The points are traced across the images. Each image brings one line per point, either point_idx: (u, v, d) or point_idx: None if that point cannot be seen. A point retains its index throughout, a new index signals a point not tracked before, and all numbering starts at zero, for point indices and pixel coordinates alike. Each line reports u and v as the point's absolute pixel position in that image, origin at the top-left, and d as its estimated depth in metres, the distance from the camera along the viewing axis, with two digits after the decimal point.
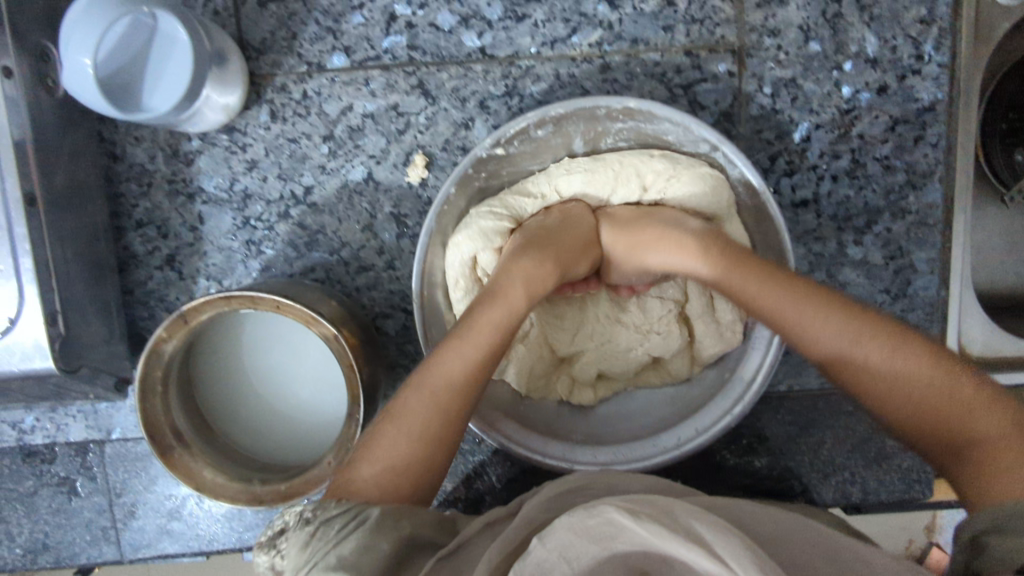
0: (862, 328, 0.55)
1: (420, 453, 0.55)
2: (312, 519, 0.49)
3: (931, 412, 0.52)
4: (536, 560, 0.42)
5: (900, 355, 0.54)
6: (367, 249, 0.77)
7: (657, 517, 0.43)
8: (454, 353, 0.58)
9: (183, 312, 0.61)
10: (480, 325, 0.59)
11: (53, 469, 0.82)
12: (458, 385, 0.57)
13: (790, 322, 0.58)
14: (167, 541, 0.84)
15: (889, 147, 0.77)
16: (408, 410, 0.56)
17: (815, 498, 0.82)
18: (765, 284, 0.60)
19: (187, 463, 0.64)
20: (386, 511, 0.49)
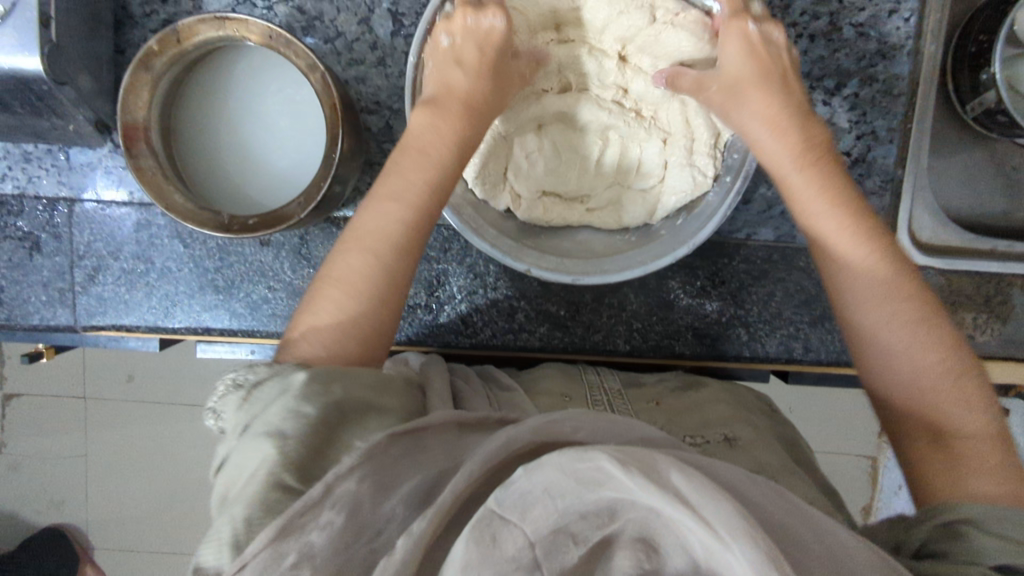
0: (880, 296, 0.58)
1: (379, 308, 0.60)
2: (244, 385, 0.51)
3: (948, 424, 0.55)
4: (519, 490, 0.40)
5: (914, 347, 0.57)
6: (360, 42, 0.79)
7: (647, 471, 0.39)
8: (381, 214, 0.62)
9: (178, 29, 0.63)
10: (415, 196, 0.63)
11: (17, 222, 0.82)
12: (390, 242, 0.61)
13: (828, 240, 0.61)
14: (123, 313, 0.84)
15: (865, 15, 0.81)
16: (350, 279, 0.60)
17: (756, 347, 0.86)
18: (819, 205, 0.62)
19: (161, 183, 0.65)
20: (318, 377, 0.50)
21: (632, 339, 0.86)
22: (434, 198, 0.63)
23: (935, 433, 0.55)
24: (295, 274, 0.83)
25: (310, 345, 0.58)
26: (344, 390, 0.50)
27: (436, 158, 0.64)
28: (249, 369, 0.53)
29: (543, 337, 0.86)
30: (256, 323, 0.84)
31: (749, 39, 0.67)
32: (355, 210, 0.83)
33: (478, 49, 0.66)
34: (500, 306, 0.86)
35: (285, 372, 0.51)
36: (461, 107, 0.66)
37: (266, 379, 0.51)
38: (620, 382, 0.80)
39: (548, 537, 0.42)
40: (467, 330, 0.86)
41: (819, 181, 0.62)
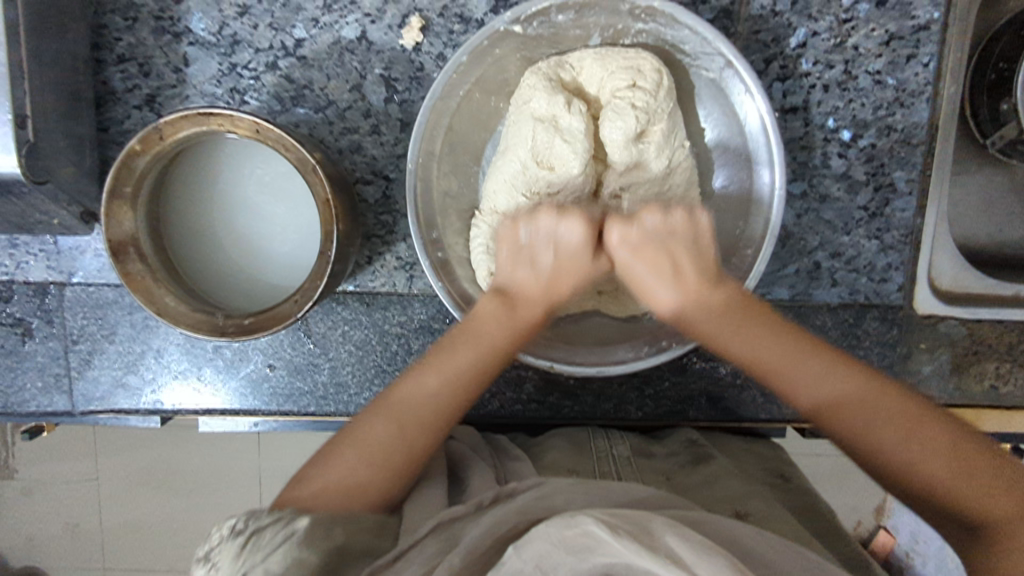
0: (877, 406, 0.56)
1: (379, 485, 0.59)
2: (244, 531, 0.49)
3: (971, 496, 0.51)
4: (509, 573, 0.41)
5: (919, 435, 0.54)
6: (353, 110, 0.76)
7: (636, 534, 0.41)
8: (420, 385, 0.63)
9: (160, 127, 0.59)
10: (452, 367, 0.64)
11: (8, 309, 0.79)
12: (406, 426, 0.61)
13: (773, 373, 0.60)
14: (122, 397, 0.82)
15: (881, 62, 0.77)
16: (371, 446, 0.60)
17: (773, 409, 0.84)
18: (742, 344, 0.62)
19: (149, 285, 0.62)
20: (316, 525, 0.49)
21: (645, 405, 0.84)
22: (475, 378, 0.64)
23: (966, 504, 0.51)
24: (295, 352, 0.81)
25: (324, 499, 0.57)
26: (346, 535, 0.50)
27: (491, 336, 0.65)
28: (249, 516, 0.50)
29: (553, 406, 0.84)
30: (258, 403, 0.82)
31: (629, 238, 0.63)
32: (355, 284, 0.80)
33: (564, 257, 0.65)
34: (508, 376, 0.83)
35: (288, 518, 0.50)
36: (542, 306, 0.67)
37: (266, 526, 0.49)
38: (627, 451, 0.76)
39: None
40: (474, 401, 0.84)
41: (716, 303, 0.63)
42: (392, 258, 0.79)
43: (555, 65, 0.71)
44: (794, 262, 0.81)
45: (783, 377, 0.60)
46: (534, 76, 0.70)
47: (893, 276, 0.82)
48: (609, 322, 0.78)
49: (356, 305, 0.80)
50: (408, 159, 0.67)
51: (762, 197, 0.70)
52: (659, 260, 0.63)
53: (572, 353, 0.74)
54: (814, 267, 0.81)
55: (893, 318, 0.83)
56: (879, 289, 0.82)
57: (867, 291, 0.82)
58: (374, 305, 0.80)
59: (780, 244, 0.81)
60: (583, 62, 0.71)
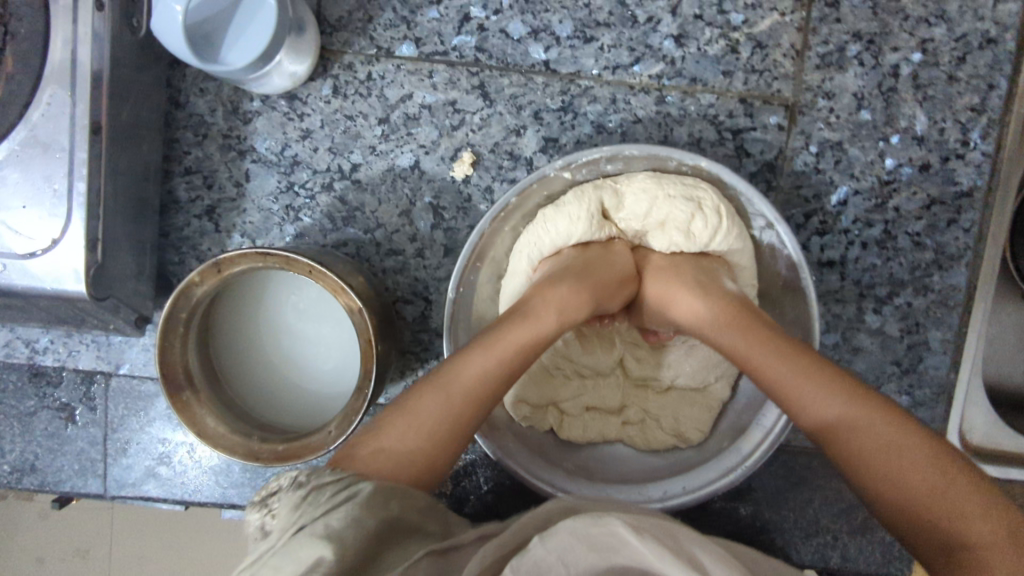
0: (870, 436, 0.54)
1: (433, 456, 0.58)
2: (304, 483, 0.53)
3: (945, 513, 0.49)
4: (534, 560, 0.46)
5: (903, 457, 0.52)
6: (401, 233, 0.79)
7: (659, 538, 0.49)
8: (470, 363, 0.61)
9: (218, 262, 0.62)
10: (502, 345, 0.62)
11: (56, 394, 0.82)
12: (455, 408, 0.59)
13: (790, 389, 0.58)
14: (152, 484, 0.84)
15: (921, 224, 0.78)
16: (421, 418, 0.58)
17: (792, 554, 0.83)
18: (782, 371, 0.59)
19: (194, 406, 0.65)
20: (377, 491, 0.52)
21: None
22: (523, 358, 0.63)
23: (938, 532, 0.49)
24: (322, 458, 0.83)
25: (369, 466, 0.56)
26: (401, 507, 0.52)
27: (536, 334, 0.63)
28: (313, 471, 0.55)
29: None
30: None
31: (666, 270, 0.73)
32: (385, 397, 0.82)
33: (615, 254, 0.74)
34: (526, 497, 0.84)
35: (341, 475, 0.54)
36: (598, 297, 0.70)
37: (327, 482, 0.53)
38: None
39: None
40: (492, 521, 0.84)
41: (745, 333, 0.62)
42: (424, 374, 0.81)
43: (603, 186, 0.74)
44: None
45: (789, 393, 0.58)
46: (571, 198, 0.73)
47: None
48: (625, 452, 0.82)
49: None
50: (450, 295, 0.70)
51: None
52: (702, 287, 0.67)
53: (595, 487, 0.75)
54: None
55: None
56: None
57: None
58: None
59: None
60: (632, 181, 0.74)
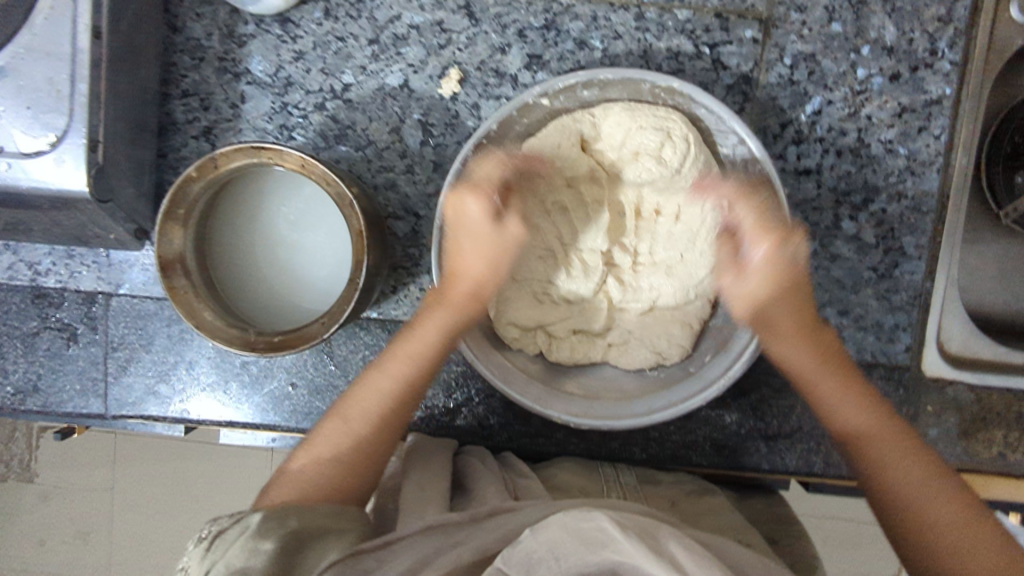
0: (894, 452, 0.63)
1: (369, 448, 0.66)
2: (209, 536, 0.56)
3: (931, 531, 0.59)
4: (524, 550, 0.45)
5: (909, 468, 0.62)
6: (391, 150, 0.81)
7: (642, 535, 0.45)
8: (375, 383, 0.68)
9: (215, 157, 0.65)
10: (402, 354, 0.68)
11: (58, 314, 0.85)
12: (368, 414, 0.67)
13: (813, 381, 0.67)
14: (152, 403, 0.86)
15: (893, 132, 0.81)
16: (350, 410, 0.67)
17: (777, 461, 0.85)
18: (806, 364, 0.67)
19: (190, 301, 0.67)
20: (269, 517, 0.55)
21: (650, 446, 0.86)
22: (440, 355, 0.69)
23: (916, 529, 0.60)
24: (318, 373, 0.85)
25: (286, 493, 0.64)
26: (300, 521, 0.55)
27: (422, 363, 0.68)
28: (216, 522, 0.58)
29: (560, 441, 0.86)
30: (278, 419, 0.86)
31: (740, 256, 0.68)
32: (378, 311, 0.84)
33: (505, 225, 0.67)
34: (517, 409, 0.86)
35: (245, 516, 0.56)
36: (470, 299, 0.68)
37: (227, 528, 0.56)
38: (635, 477, 0.80)
39: None
40: (484, 433, 0.86)
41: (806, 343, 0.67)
42: (415, 288, 0.84)
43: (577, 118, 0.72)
44: None
45: (822, 400, 0.67)
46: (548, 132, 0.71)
47: (901, 336, 0.84)
48: (617, 375, 0.77)
49: (379, 332, 0.84)
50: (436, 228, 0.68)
51: None
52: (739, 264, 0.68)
53: (577, 402, 0.71)
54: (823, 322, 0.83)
55: (901, 378, 0.84)
56: (887, 348, 0.84)
57: (875, 349, 0.83)
58: (395, 333, 0.84)
59: None
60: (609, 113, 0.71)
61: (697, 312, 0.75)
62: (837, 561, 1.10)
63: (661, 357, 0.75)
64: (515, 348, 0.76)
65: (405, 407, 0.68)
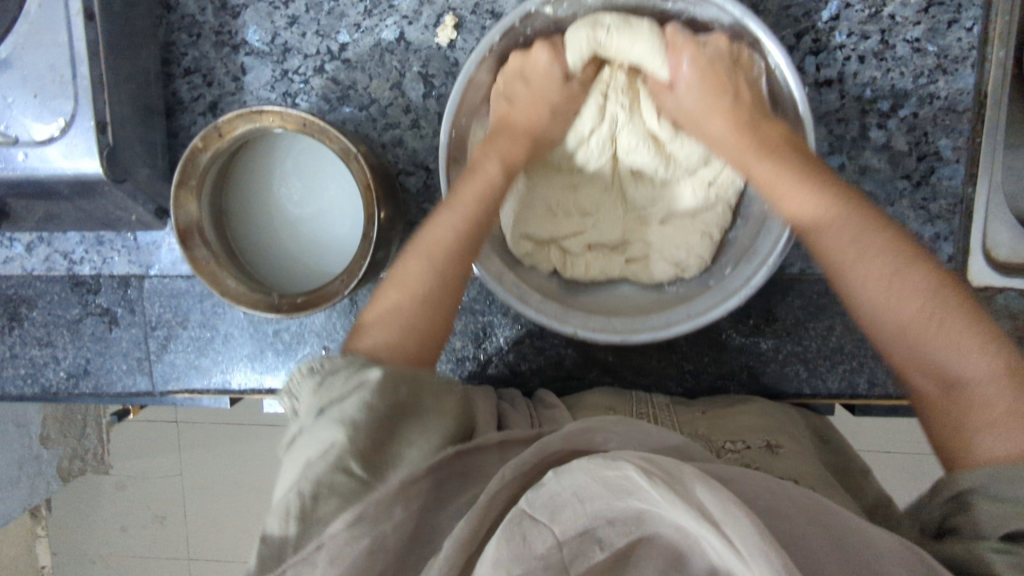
0: (895, 287, 0.56)
1: (420, 312, 0.64)
2: (319, 372, 0.55)
3: (929, 365, 0.54)
4: (549, 492, 0.43)
5: (909, 302, 0.55)
6: (394, 106, 0.81)
7: (670, 481, 0.40)
8: (444, 225, 0.65)
9: (218, 125, 0.65)
10: (465, 198, 0.65)
11: (97, 300, 0.88)
12: (445, 253, 0.64)
13: (811, 228, 0.60)
14: (194, 377, 0.89)
15: (920, 30, 0.75)
16: (413, 270, 0.65)
17: (819, 384, 0.83)
18: (797, 198, 0.60)
19: (213, 270, 0.69)
20: (387, 377, 0.53)
21: (685, 380, 0.84)
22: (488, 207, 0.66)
23: (924, 368, 0.55)
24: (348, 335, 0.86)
25: (383, 330, 0.63)
26: (410, 392, 0.53)
27: (488, 198, 0.66)
28: (321, 360, 0.56)
29: (593, 382, 0.85)
30: None
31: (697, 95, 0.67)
32: None
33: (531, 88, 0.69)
34: (546, 354, 0.85)
35: (358, 370, 0.54)
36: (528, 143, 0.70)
37: (340, 369, 0.54)
38: (667, 398, 0.81)
39: (577, 538, 0.44)
40: (516, 380, 0.86)
41: (815, 198, 0.60)
42: None
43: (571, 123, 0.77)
44: None
45: (812, 235, 0.60)
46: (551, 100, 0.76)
47: (943, 247, 0.79)
48: (637, 292, 0.75)
49: None
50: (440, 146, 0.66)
51: None
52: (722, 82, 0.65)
53: (592, 316, 0.68)
54: None
55: None
56: None
57: None
58: None
59: None
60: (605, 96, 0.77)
61: (717, 220, 0.72)
62: (893, 487, 1.07)
63: (682, 270, 0.73)
64: (529, 265, 0.74)
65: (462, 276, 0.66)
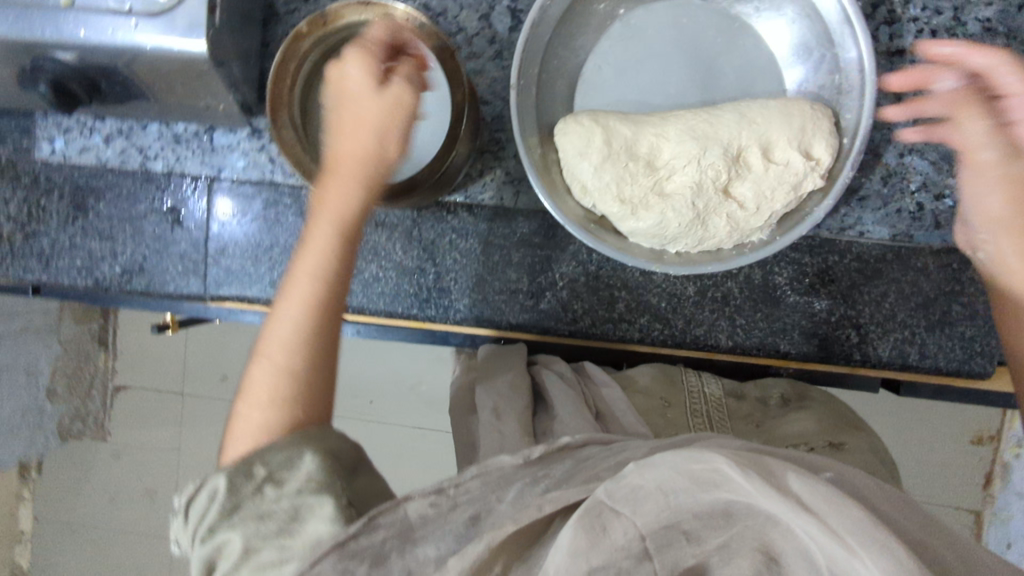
0: (1017, 227, 0.71)
1: (298, 360, 0.58)
2: (178, 509, 0.51)
3: (1008, 270, 0.73)
4: (629, 486, 0.41)
5: (1015, 236, 0.72)
6: (481, 36, 0.84)
7: (764, 473, 0.38)
8: (295, 283, 0.59)
9: (327, 12, 0.70)
10: (314, 238, 0.61)
11: (164, 197, 0.90)
12: (297, 307, 0.59)
13: (975, 140, 0.72)
14: (247, 285, 0.90)
15: (992, 10, 0.79)
16: (287, 303, 0.59)
17: (869, 350, 0.83)
18: (983, 118, 0.71)
19: (298, 152, 0.71)
20: (239, 468, 0.51)
21: (736, 335, 0.85)
22: (345, 227, 0.61)
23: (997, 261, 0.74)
24: (407, 256, 0.88)
25: (261, 378, 0.58)
26: (310, 443, 0.54)
27: (341, 205, 0.61)
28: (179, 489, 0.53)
29: (643, 328, 0.86)
30: (367, 300, 0.88)
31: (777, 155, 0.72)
32: (465, 195, 0.86)
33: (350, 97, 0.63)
34: (600, 294, 0.86)
35: (208, 479, 0.51)
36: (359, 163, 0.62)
37: (194, 492, 0.51)
38: (720, 387, 0.82)
39: (661, 531, 0.41)
40: (566, 317, 0.86)
41: (1013, 183, 0.70)
42: (502, 172, 0.86)
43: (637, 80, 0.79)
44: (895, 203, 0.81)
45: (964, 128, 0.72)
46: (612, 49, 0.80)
47: None
48: None
49: (465, 216, 0.86)
50: (521, 39, 0.72)
51: (856, 75, 0.72)
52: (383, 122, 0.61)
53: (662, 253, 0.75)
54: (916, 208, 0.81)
55: None
56: None
57: None
58: (481, 216, 0.86)
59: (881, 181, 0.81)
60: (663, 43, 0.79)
61: None
62: None
63: None
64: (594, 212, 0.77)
65: (322, 306, 0.59)
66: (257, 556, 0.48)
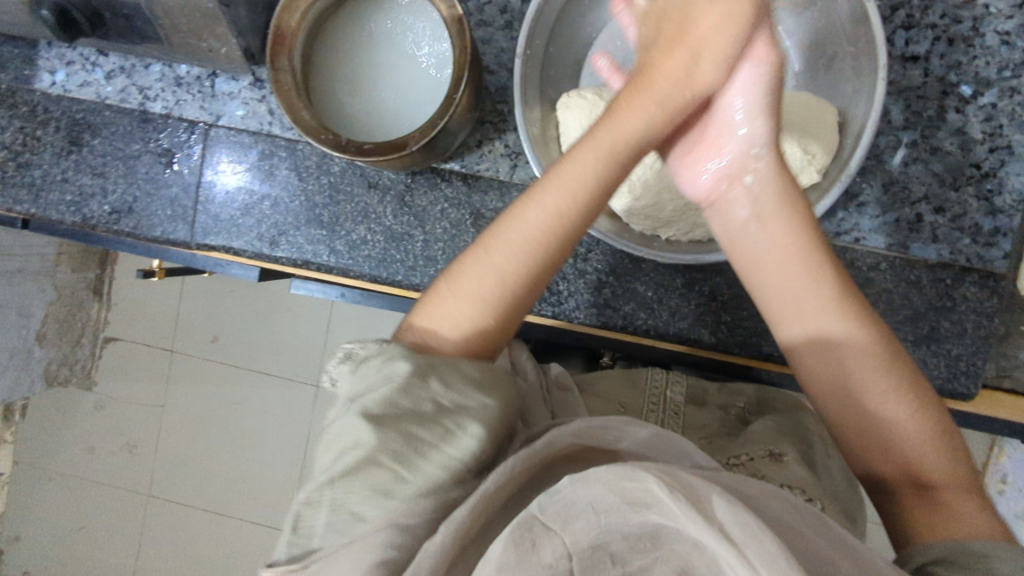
0: (856, 419, 0.62)
1: (484, 306, 0.62)
2: (356, 357, 0.55)
3: (875, 437, 0.61)
4: (562, 500, 0.41)
5: (876, 406, 0.61)
6: (492, 5, 0.83)
7: (693, 497, 0.39)
8: (513, 245, 0.62)
9: None
10: (567, 188, 0.62)
11: (160, 139, 0.90)
12: (523, 262, 0.62)
13: (830, 340, 0.63)
14: (233, 237, 0.89)
15: (1012, 24, 0.77)
16: (483, 267, 0.62)
17: None
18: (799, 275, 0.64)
19: (292, 97, 0.70)
20: (412, 373, 0.53)
21: (719, 331, 0.83)
22: (596, 192, 0.63)
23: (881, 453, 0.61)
24: (397, 221, 0.86)
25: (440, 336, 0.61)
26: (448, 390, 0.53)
27: (584, 182, 0.62)
28: (364, 343, 0.57)
29: (627, 315, 0.84)
30: (352, 262, 0.87)
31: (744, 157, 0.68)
32: (461, 165, 0.86)
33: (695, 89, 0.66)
34: (587, 277, 0.85)
35: (391, 358, 0.54)
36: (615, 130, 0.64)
37: (376, 356, 0.55)
38: (684, 394, 0.81)
39: (588, 553, 0.43)
40: (550, 297, 0.85)
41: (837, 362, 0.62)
42: (500, 145, 0.85)
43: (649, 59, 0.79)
44: (895, 212, 0.80)
45: (821, 333, 0.63)
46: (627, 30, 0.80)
47: (1001, 241, 0.79)
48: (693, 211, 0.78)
49: (459, 185, 0.85)
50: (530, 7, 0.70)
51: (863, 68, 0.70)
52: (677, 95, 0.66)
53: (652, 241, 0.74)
54: (916, 219, 0.80)
55: (996, 288, 0.79)
56: (984, 253, 0.78)
57: (972, 254, 0.79)
58: (475, 187, 0.85)
59: (883, 189, 0.80)
60: None
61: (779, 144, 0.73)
62: None
63: None
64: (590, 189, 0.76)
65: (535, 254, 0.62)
66: (371, 469, 0.48)
